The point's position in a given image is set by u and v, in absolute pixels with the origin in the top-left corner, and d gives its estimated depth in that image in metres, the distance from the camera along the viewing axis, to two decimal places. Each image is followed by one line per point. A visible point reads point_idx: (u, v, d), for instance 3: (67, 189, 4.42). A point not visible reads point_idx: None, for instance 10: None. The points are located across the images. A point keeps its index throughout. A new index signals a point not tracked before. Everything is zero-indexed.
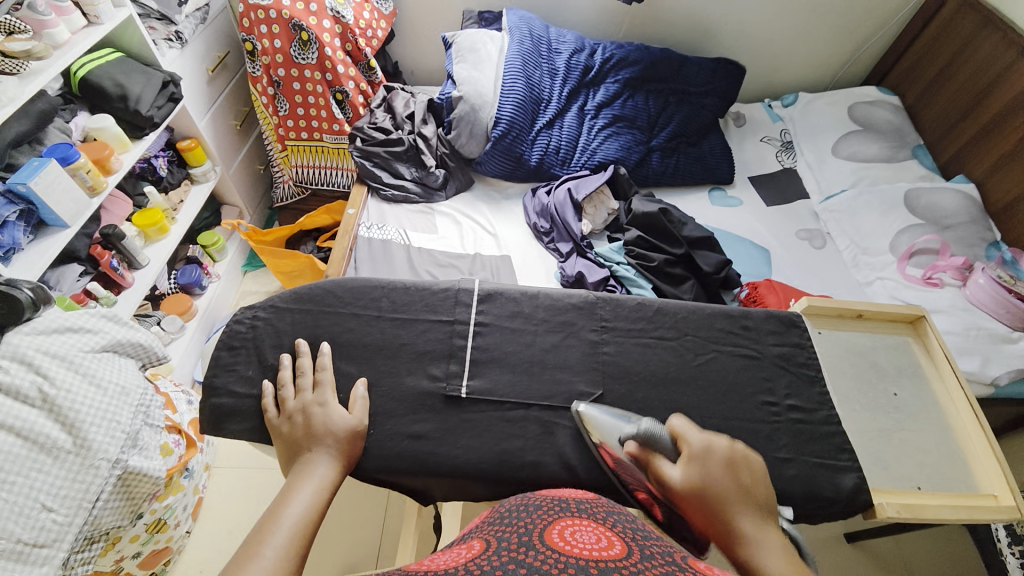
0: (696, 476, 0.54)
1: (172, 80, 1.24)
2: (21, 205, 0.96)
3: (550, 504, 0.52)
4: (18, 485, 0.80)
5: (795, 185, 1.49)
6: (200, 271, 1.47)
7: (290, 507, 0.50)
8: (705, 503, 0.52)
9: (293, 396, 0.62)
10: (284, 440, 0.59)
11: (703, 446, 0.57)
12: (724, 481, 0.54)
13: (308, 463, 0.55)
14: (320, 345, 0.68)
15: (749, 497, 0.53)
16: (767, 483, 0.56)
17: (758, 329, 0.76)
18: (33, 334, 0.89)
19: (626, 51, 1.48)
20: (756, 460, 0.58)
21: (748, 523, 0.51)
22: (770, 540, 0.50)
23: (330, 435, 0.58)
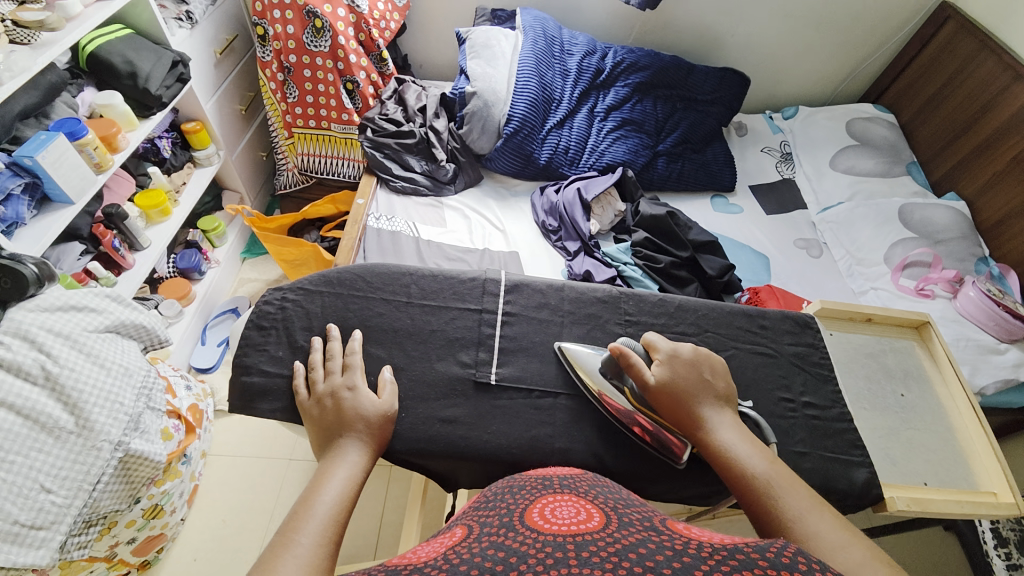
0: (664, 376, 0.61)
1: (183, 59, 1.23)
2: (26, 178, 0.94)
3: (534, 484, 0.52)
4: (18, 465, 0.78)
5: (795, 195, 1.53)
6: (199, 256, 1.44)
7: (322, 494, 0.50)
8: (676, 397, 0.60)
9: (322, 379, 0.63)
10: (317, 422, 0.59)
11: (671, 351, 0.64)
12: (688, 380, 0.61)
13: (338, 450, 0.55)
14: (351, 332, 0.68)
15: (710, 389, 0.62)
16: (727, 374, 0.65)
17: (774, 328, 0.78)
18: (37, 311, 0.87)
19: (637, 56, 1.51)
20: (719, 359, 0.66)
21: (710, 409, 0.60)
22: (725, 420, 0.60)
23: (360, 421, 0.58)
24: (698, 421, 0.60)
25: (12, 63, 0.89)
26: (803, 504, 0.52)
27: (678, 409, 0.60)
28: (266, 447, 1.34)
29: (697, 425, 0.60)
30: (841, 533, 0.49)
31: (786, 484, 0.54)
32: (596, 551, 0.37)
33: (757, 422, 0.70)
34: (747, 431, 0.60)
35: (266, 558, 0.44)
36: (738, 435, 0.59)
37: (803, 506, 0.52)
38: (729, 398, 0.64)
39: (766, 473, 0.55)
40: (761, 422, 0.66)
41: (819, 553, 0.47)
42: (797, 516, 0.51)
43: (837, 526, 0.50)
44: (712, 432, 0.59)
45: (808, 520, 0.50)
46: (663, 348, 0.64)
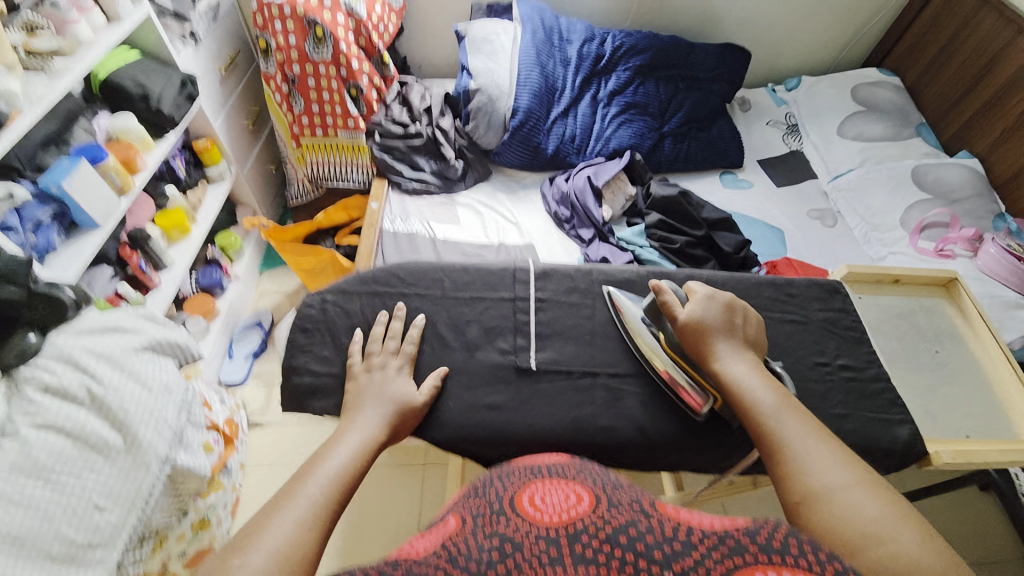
0: (694, 314, 0.63)
1: (190, 79, 1.25)
2: (54, 207, 0.96)
3: (523, 470, 0.53)
4: (72, 485, 0.80)
5: (804, 166, 1.53)
6: (220, 272, 1.48)
7: (343, 448, 0.54)
8: (704, 334, 0.62)
9: (366, 358, 0.65)
10: (349, 392, 0.62)
11: (709, 293, 0.65)
12: (718, 318, 0.63)
13: (362, 412, 0.58)
14: (415, 318, 0.70)
15: (738, 332, 0.63)
16: (762, 330, 0.65)
17: (803, 296, 0.79)
18: (77, 334, 0.90)
19: (636, 39, 1.50)
20: (753, 312, 0.66)
21: (732, 349, 0.61)
22: (746, 361, 0.60)
23: (393, 399, 0.61)
24: (716, 360, 0.60)
25: (31, 91, 0.91)
26: (800, 431, 0.54)
27: (700, 347, 0.62)
28: (300, 453, 1.37)
29: (714, 364, 0.60)
30: (832, 455, 0.52)
31: (787, 412, 0.56)
32: (589, 543, 0.39)
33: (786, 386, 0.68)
34: (760, 367, 0.61)
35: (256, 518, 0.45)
36: (754, 371, 0.59)
37: (801, 433, 0.54)
38: (759, 348, 0.64)
39: (772, 403, 0.56)
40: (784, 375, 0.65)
41: (806, 474, 0.51)
42: (793, 441, 0.53)
43: (828, 448, 0.52)
44: (728, 367, 0.59)
45: (801, 443, 0.53)
46: (701, 291, 0.66)
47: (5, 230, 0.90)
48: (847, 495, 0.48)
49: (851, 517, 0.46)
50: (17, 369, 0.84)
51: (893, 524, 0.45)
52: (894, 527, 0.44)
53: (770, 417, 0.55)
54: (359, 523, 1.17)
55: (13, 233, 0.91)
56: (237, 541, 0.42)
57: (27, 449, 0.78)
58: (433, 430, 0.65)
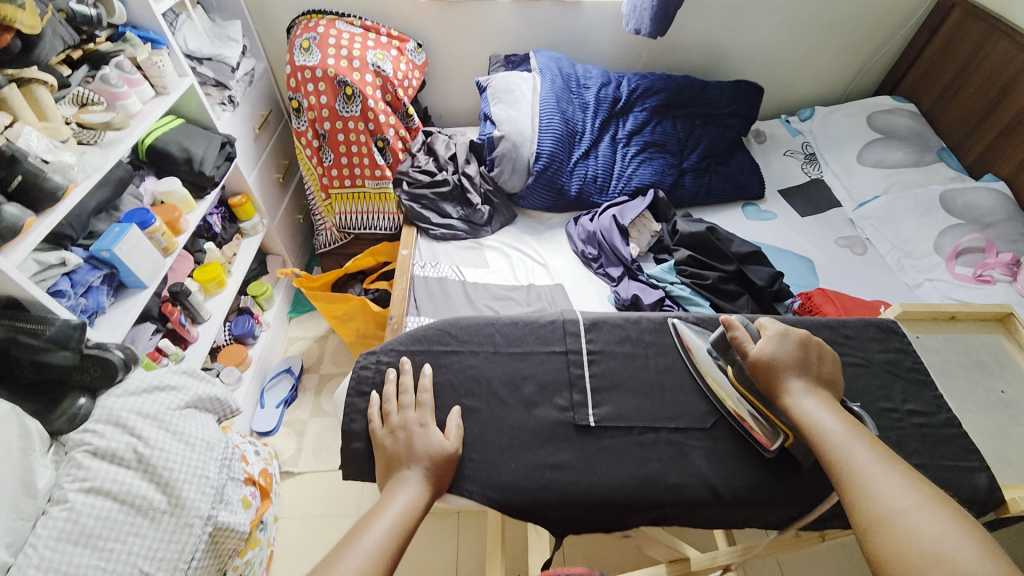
0: (765, 351, 0.62)
1: (229, 140, 1.31)
2: (104, 270, 0.99)
3: None
4: (117, 551, 0.79)
5: (827, 195, 1.53)
6: (252, 321, 1.50)
7: (379, 522, 0.51)
8: (774, 371, 0.61)
9: (396, 411, 0.62)
10: (383, 452, 0.59)
11: (781, 330, 0.64)
12: (790, 357, 0.62)
13: (398, 480, 0.55)
14: (422, 366, 0.67)
15: (811, 369, 0.62)
16: (834, 366, 0.64)
17: (859, 337, 0.78)
18: (124, 396, 0.91)
19: (650, 81, 1.55)
20: (825, 346, 0.65)
21: (802, 387, 0.60)
22: (821, 399, 0.59)
23: (427, 458, 0.57)
24: (785, 393, 0.60)
25: (86, 162, 0.95)
26: (870, 458, 0.53)
27: (773, 385, 0.61)
28: (333, 504, 1.34)
29: (784, 398, 0.60)
30: (902, 480, 0.51)
31: (856, 440, 0.55)
32: None
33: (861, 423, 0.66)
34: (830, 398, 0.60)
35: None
36: (822, 402, 0.59)
37: (869, 460, 0.53)
38: (834, 385, 0.63)
39: (841, 432, 0.56)
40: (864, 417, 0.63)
41: (872, 498, 0.50)
42: (860, 467, 0.53)
43: (898, 473, 0.52)
44: (798, 402, 0.59)
45: (869, 467, 0.52)
46: (772, 327, 0.65)
47: (57, 295, 0.91)
48: (913, 519, 0.47)
49: (921, 540, 0.46)
50: (66, 434, 0.86)
51: (963, 549, 0.44)
52: (964, 551, 0.44)
53: (837, 445, 0.55)
54: None
55: (65, 298, 0.92)
56: None
57: (74, 515, 0.78)
58: (499, 495, 0.60)
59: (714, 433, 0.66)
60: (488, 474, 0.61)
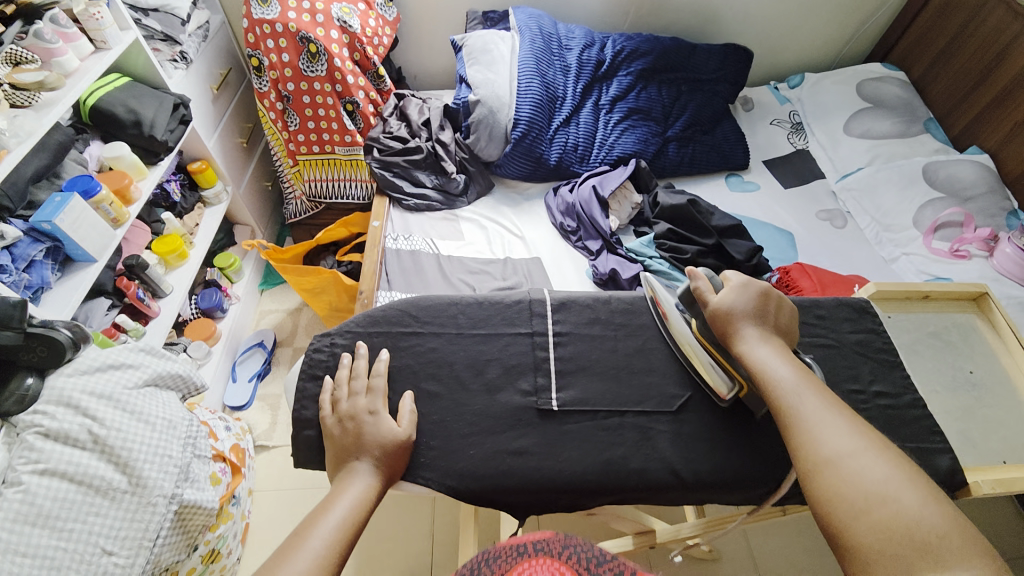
0: (725, 302, 0.62)
1: (183, 101, 1.22)
2: (47, 243, 0.92)
3: (508, 551, 0.50)
4: (78, 532, 0.77)
5: (811, 166, 1.50)
6: (220, 294, 1.44)
7: (327, 519, 0.50)
8: (732, 320, 0.61)
9: (346, 398, 0.59)
10: (332, 444, 0.57)
11: (742, 280, 0.63)
12: (746, 307, 0.61)
13: (347, 473, 0.54)
14: (378, 351, 0.64)
15: (767, 319, 0.61)
16: (791, 320, 0.64)
17: (832, 317, 0.77)
18: (76, 375, 0.86)
19: (637, 42, 1.48)
20: (785, 298, 0.65)
21: (757, 335, 0.60)
22: (774, 347, 0.59)
23: (377, 448, 0.55)
24: (740, 341, 0.60)
25: (18, 126, 0.86)
26: (817, 406, 0.54)
27: (729, 334, 0.61)
28: (308, 477, 1.34)
29: (739, 346, 0.60)
30: (848, 427, 0.52)
31: (806, 388, 0.56)
32: None
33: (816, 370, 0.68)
34: (784, 347, 0.61)
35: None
36: (776, 350, 0.59)
37: (818, 407, 0.54)
38: (789, 335, 0.63)
39: (792, 380, 0.56)
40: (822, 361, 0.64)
41: (817, 443, 0.52)
42: (809, 416, 0.54)
43: (846, 420, 0.53)
44: (752, 350, 0.59)
45: (817, 416, 0.54)
46: (735, 278, 0.64)
47: None
48: (856, 466, 0.49)
49: (865, 484, 0.48)
50: (16, 416, 0.81)
51: (902, 495, 0.46)
52: (904, 498, 0.46)
53: (788, 393, 0.56)
54: (371, 547, 1.16)
55: (5, 274, 0.86)
56: None
57: (29, 497, 0.75)
58: (457, 482, 0.59)
59: (679, 415, 0.65)
60: (446, 461, 0.60)
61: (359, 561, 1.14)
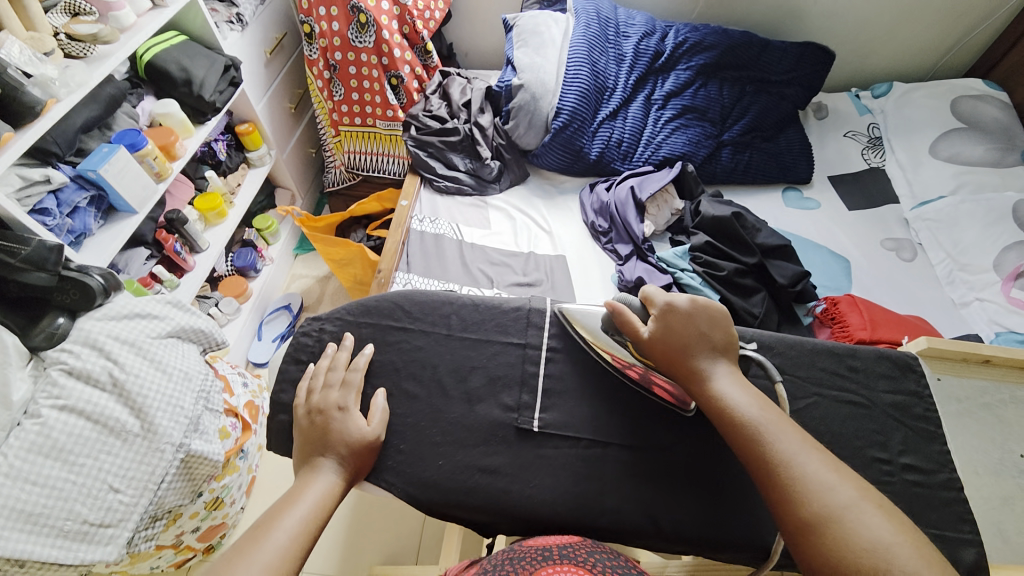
0: (656, 332, 0.56)
1: (234, 63, 1.24)
2: (91, 191, 0.98)
3: (533, 554, 0.50)
4: (88, 467, 0.78)
5: (883, 188, 1.34)
6: (254, 254, 1.48)
7: (288, 517, 0.50)
8: (672, 353, 0.56)
9: (319, 389, 0.60)
10: (301, 436, 0.57)
11: (666, 303, 0.57)
12: (681, 334, 0.56)
13: (313, 469, 0.54)
14: (363, 345, 0.65)
15: (707, 342, 0.56)
16: (730, 326, 0.58)
17: (868, 371, 0.68)
18: (104, 320, 0.88)
19: (702, 34, 1.36)
20: (721, 308, 0.58)
21: (707, 364, 0.55)
22: (724, 375, 0.55)
23: (343, 446, 0.55)
24: (696, 372, 0.55)
25: (69, 77, 0.89)
26: (794, 445, 0.49)
27: (679, 363, 0.56)
28: None
29: (698, 378, 0.55)
30: (831, 469, 0.48)
31: (777, 423, 0.51)
32: None
33: (812, 418, 0.64)
34: (738, 370, 0.56)
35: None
36: (734, 379, 0.55)
37: (796, 446, 0.49)
38: (732, 349, 0.58)
39: (761, 415, 0.52)
40: (766, 364, 0.57)
41: (802, 496, 0.46)
42: (791, 457, 0.48)
43: (825, 462, 0.48)
44: (712, 383, 0.55)
45: (799, 457, 0.48)
46: (658, 300, 0.58)
47: (41, 213, 0.90)
48: (854, 520, 0.44)
49: (858, 544, 0.43)
50: (44, 351, 0.83)
51: (901, 552, 0.41)
52: (904, 556, 0.41)
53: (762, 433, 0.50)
54: (364, 520, 1.19)
55: (50, 217, 0.91)
56: None
57: (45, 429, 0.76)
58: (419, 491, 0.58)
59: (665, 458, 0.61)
60: (411, 467, 0.59)
61: (351, 532, 1.17)
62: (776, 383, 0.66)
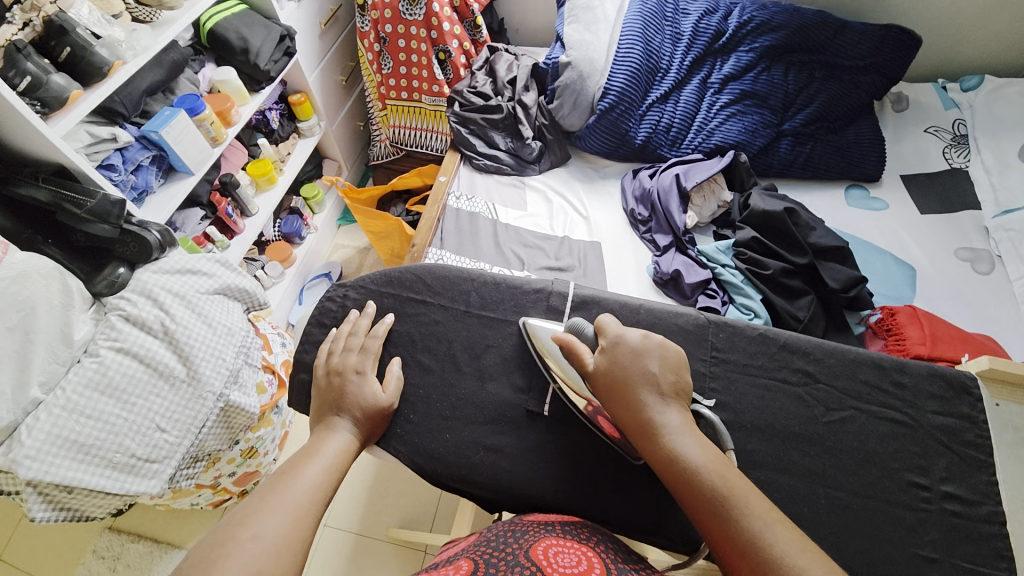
0: (605, 367, 0.54)
1: (289, 34, 1.27)
2: (153, 151, 1.04)
3: (536, 528, 0.51)
4: (139, 406, 0.85)
5: (962, 192, 1.21)
6: (300, 222, 1.55)
7: (309, 468, 0.51)
8: (620, 394, 0.52)
9: (339, 352, 0.62)
10: (319, 396, 0.59)
11: (615, 338, 0.56)
12: (629, 371, 0.53)
13: (329, 427, 0.56)
14: (384, 314, 0.66)
15: (656, 383, 0.53)
16: (684, 369, 0.55)
17: (915, 389, 0.62)
18: (159, 273, 0.94)
19: (770, 13, 1.26)
20: (677, 351, 0.56)
21: (657, 407, 0.51)
22: (678, 423, 0.51)
23: (357, 409, 0.57)
24: (645, 423, 0.51)
25: (135, 41, 0.95)
26: (757, 512, 0.45)
27: (624, 405, 0.52)
28: None
29: (645, 430, 0.51)
30: (798, 547, 0.43)
31: (740, 487, 0.47)
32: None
33: (844, 433, 0.60)
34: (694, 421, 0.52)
35: (230, 526, 0.44)
36: (687, 432, 0.50)
37: (756, 510, 0.46)
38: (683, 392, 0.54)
39: (718, 478, 0.47)
40: (717, 426, 0.54)
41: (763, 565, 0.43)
42: (758, 533, 0.44)
43: (794, 535, 0.44)
44: (666, 439, 0.50)
45: (766, 533, 0.44)
46: (609, 335, 0.57)
47: (108, 169, 0.97)
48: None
49: None
50: (105, 298, 0.90)
51: None
52: None
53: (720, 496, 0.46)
54: (384, 483, 1.24)
55: (115, 173, 0.97)
56: (231, 526, 0.44)
57: (103, 367, 0.82)
58: (425, 462, 0.59)
59: None
60: (419, 438, 0.60)
61: (370, 493, 1.22)
62: (809, 392, 0.62)
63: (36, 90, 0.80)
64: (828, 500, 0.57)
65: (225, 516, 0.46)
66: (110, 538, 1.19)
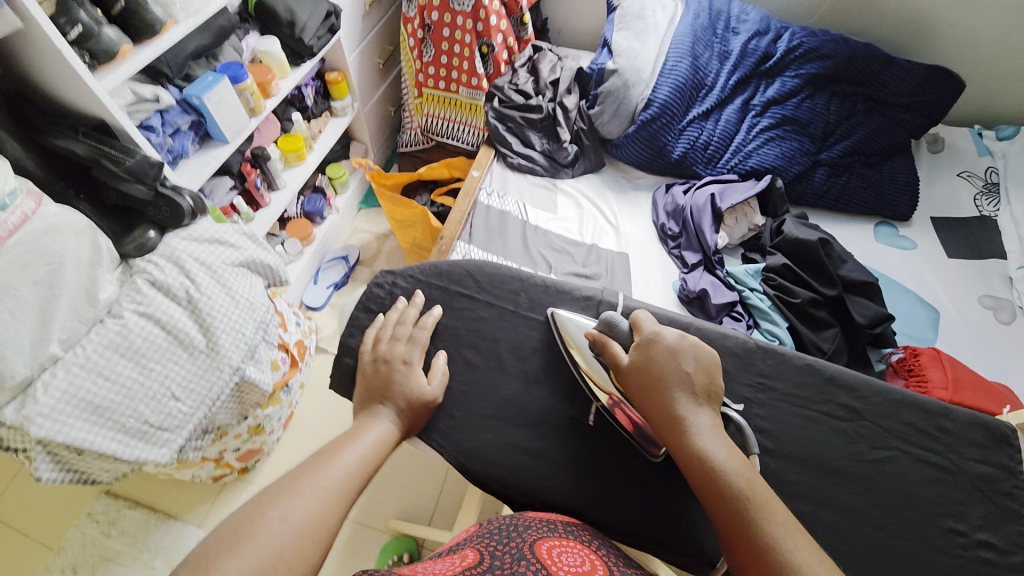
0: (635, 363, 0.55)
1: (335, 12, 1.26)
2: (192, 116, 1.03)
3: (538, 525, 0.51)
4: (157, 372, 0.84)
5: (992, 240, 1.20)
6: (322, 202, 1.54)
7: (346, 454, 0.51)
8: (649, 390, 0.53)
9: (386, 340, 0.61)
10: (363, 381, 0.59)
11: (650, 335, 0.56)
12: (661, 367, 0.54)
13: (371, 414, 0.55)
14: (432, 306, 0.65)
15: (688, 382, 0.53)
16: (718, 373, 0.55)
17: (957, 435, 0.62)
18: (188, 240, 0.94)
19: (819, 41, 1.26)
20: (711, 355, 0.55)
21: (686, 406, 0.51)
22: (705, 424, 0.50)
23: (402, 400, 0.56)
24: (676, 419, 0.51)
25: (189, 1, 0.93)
26: (779, 524, 0.44)
27: (653, 399, 0.53)
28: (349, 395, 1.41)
29: (675, 427, 0.51)
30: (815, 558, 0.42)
31: (765, 499, 0.46)
32: None
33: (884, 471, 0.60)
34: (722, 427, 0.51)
35: (257, 505, 0.44)
36: (717, 435, 0.50)
37: (777, 522, 0.44)
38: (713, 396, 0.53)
39: (744, 481, 0.47)
40: (745, 427, 0.54)
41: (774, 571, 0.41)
42: (775, 540, 0.43)
43: (814, 550, 0.43)
44: (693, 437, 0.50)
45: (784, 540, 0.43)
46: (644, 332, 0.57)
47: (148, 129, 0.96)
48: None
49: None
50: (132, 259, 0.89)
51: None
52: None
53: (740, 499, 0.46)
54: (386, 474, 1.23)
55: (153, 133, 0.97)
56: (259, 506, 0.44)
57: (125, 330, 0.81)
58: (465, 459, 0.59)
59: None
60: (460, 434, 0.59)
61: (371, 484, 1.22)
62: (852, 427, 0.62)
63: (87, 40, 0.79)
64: (865, 538, 0.56)
65: (252, 497, 0.45)
66: (106, 502, 1.18)
